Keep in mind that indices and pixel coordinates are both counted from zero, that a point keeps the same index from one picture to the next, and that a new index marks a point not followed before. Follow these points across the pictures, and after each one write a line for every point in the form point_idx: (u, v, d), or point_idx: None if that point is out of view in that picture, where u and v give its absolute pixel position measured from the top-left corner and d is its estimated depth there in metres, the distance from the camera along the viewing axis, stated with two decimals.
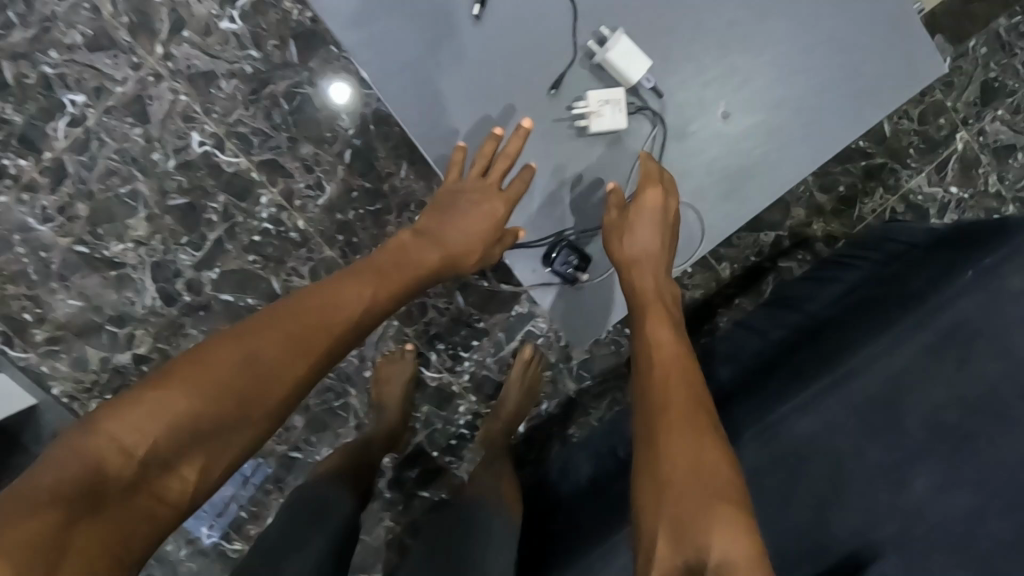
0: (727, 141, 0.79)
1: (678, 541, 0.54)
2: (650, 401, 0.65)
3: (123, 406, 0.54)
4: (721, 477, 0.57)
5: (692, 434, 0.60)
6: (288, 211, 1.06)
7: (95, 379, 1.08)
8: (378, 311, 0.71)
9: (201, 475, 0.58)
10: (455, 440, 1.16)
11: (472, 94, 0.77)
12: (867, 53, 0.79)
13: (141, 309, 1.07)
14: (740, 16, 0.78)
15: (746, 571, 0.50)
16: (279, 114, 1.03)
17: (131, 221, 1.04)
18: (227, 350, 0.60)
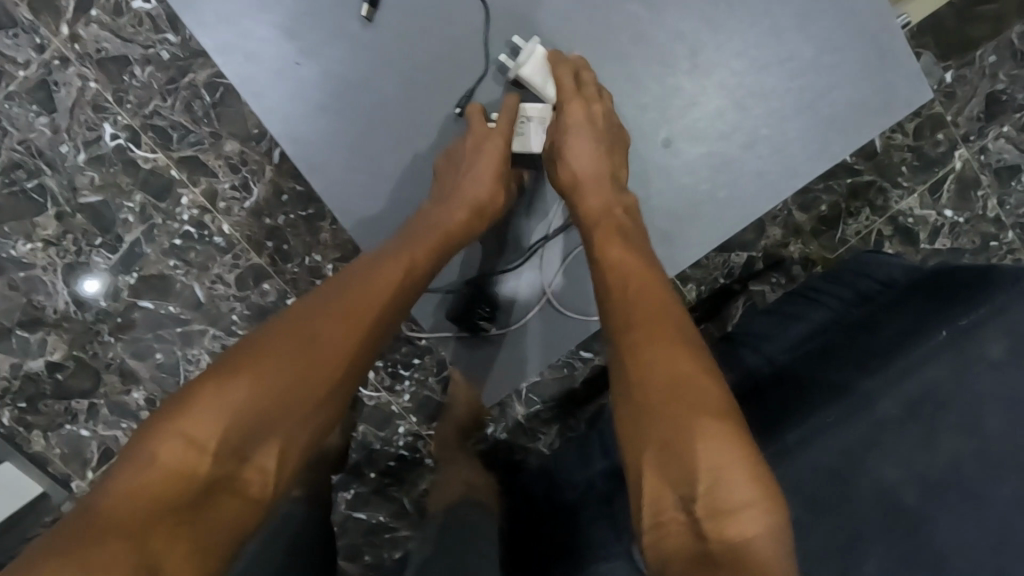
0: (670, 171, 0.75)
1: (668, 472, 0.51)
2: (620, 329, 0.61)
3: (185, 406, 0.53)
4: (704, 389, 0.54)
5: (660, 348, 0.57)
6: (211, 213, 0.97)
7: (7, 386, 1.01)
8: (423, 273, 0.67)
9: (279, 466, 0.55)
10: (394, 462, 1.09)
11: (373, 113, 0.75)
12: (834, 77, 0.73)
13: (53, 314, 0.99)
14: (689, 29, 0.73)
15: (736, 478, 0.49)
16: (200, 106, 0.94)
17: (40, 219, 0.95)
18: (284, 334, 0.58)
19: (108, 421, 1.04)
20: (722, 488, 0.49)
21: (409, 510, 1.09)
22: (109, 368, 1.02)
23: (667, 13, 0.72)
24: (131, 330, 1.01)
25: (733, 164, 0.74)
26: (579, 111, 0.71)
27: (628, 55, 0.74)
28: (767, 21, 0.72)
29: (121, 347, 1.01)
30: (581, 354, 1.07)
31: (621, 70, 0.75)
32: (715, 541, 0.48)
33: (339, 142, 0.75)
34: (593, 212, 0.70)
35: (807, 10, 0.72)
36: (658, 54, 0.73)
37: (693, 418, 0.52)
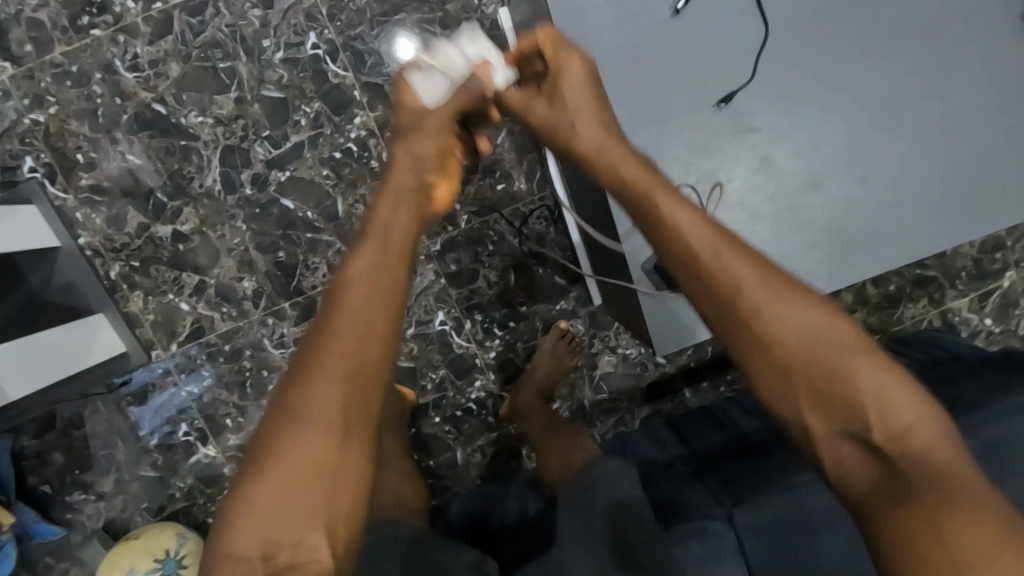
0: (849, 189, 0.74)
1: (837, 419, 0.53)
2: (721, 303, 0.58)
3: (223, 527, 0.56)
4: (828, 329, 0.55)
5: (789, 299, 0.56)
6: (377, 139, 1.05)
7: (127, 242, 1.05)
8: (363, 290, 0.65)
9: (331, 536, 0.56)
10: (460, 412, 1.15)
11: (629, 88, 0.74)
12: (1000, 153, 0.74)
13: (197, 187, 1.04)
14: (892, 77, 0.74)
15: (895, 397, 0.52)
16: (400, 43, 1.02)
17: (219, 98, 1.01)
18: (269, 420, 0.59)
19: (210, 301, 1.08)
20: (889, 412, 0.52)
21: (459, 462, 1.16)
22: (230, 252, 1.06)
23: (867, 60, 0.74)
24: (264, 223, 1.06)
25: (907, 202, 0.74)
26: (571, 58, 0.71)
27: (826, 83, 0.74)
28: (950, 71, 0.74)
29: (248, 237, 1.06)
30: (655, 358, 1.16)
31: (815, 87, 0.74)
32: (900, 458, 0.51)
33: None
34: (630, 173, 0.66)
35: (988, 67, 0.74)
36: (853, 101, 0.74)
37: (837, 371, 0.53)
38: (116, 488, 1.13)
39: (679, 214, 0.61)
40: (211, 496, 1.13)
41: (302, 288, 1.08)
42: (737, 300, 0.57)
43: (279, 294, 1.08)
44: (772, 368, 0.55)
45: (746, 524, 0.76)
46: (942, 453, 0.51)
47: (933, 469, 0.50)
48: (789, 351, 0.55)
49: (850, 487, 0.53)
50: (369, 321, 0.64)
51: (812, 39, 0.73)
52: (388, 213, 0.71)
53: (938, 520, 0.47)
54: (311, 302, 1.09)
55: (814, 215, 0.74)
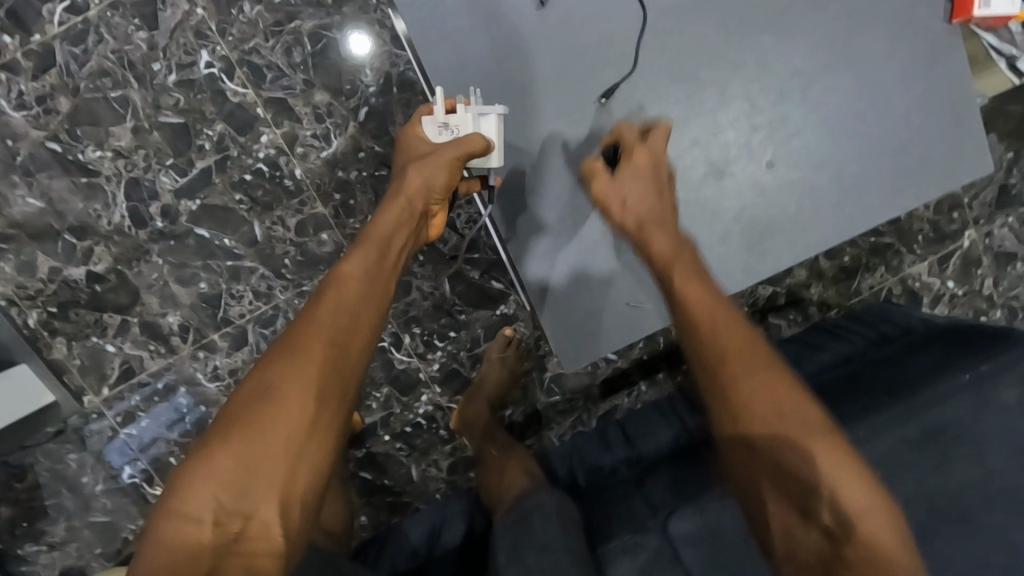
0: (760, 171, 0.75)
1: (795, 502, 0.59)
2: (716, 366, 0.63)
3: (180, 485, 0.60)
4: (804, 418, 0.60)
5: (774, 381, 0.61)
6: (287, 156, 1.00)
7: (41, 288, 1.00)
8: (354, 300, 0.71)
9: (283, 519, 0.61)
10: (410, 428, 1.12)
11: (514, 94, 0.75)
12: (915, 131, 0.76)
13: (106, 225, 0.99)
14: (795, 60, 0.74)
15: (850, 487, 0.56)
16: (300, 53, 0.97)
17: (116, 129, 0.96)
18: (248, 393, 0.65)
19: (137, 340, 1.04)
20: (841, 498, 0.57)
21: (415, 478, 1.13)
22: (150, 289, 1.02)
23: (765, 42, 0.74)
24: (181, 255, 1.02)
25: (819, 182, 0.76)
26: (641, 154, 0.71)
27: (724, 72, 0.74)
28: (855, 49, 0.75)
29: (167, 271, 1.02)
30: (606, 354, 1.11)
31: (716, 74, 0.74)
32: (851, 545, 0.55)
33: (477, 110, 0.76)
34: (656, 251, 0.68)
35: (893, 47, 0.75)
36: (755, 87, 0.74)
37: (810, 448, 0.58)
38: (67, 537, 1.09)
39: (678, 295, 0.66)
40: None
41: (231, 317, 1.05)
42: (721, 371, 0.62)
43: (207, 326, 1.05)
44: (735, 433, 0.62)
45: (682, 533, 0.74)
46: (897, 555, 0.54)
47: (879, 559, 0.54)
48: (768, 428, 0.60)
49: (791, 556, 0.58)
50: (355, 330, 0.70)
51: (693, 25, 0.74)
52: (391, 228, 0.76)
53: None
54: (241, 333, 1.05)
55: (720, 205, 0.75)
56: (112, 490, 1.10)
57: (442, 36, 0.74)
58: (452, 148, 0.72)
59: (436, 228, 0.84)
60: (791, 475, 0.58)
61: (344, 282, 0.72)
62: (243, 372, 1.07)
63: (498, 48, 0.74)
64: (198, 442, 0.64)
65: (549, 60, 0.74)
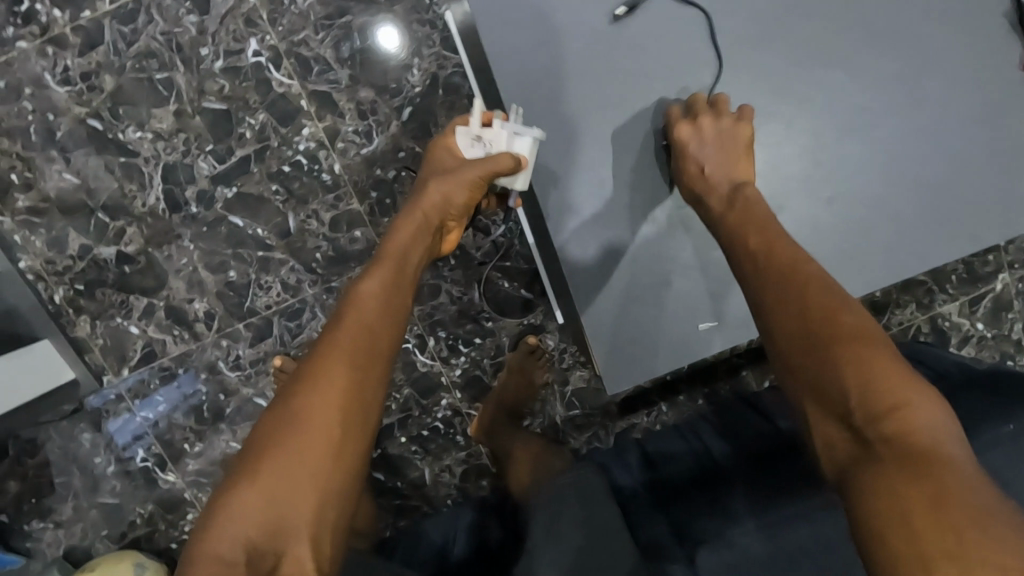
0: (812, 206, 0.75)
1: (825, 397, 0.58)
2: (759, 283, 0.68)
3: (209, 527, 0.60)
4: (839, 317, 0.62)
5: (812, 288, 0.64)
6: (326, 150, 0.99)
7: (70, 265, 1.00)
8: (371, 325, 0.73)
9: (312, 548, 0.62)
10: (427, 432, 1.11)
11: (580, 113, 0.76)
12: (975, 177, 0.75)
13: (140, 207, 0.99)
14: (863, 98, 0.74)
15: (887, 381, 0.55)
16: (348, 48, 0.96)
17: (158, 111, 0.96)
18: (270, 427, 0.66)
19: (161, 324, 1.03)
20: (878, 391, 0.55)
21: (428, 482, 1.12)
22: (178, 273, 1.02)
23: (833, 79, 0.74)
24: (211, 241, 1.01)
25: (870, 222, 0.76)
26: (685, 128, 0.74)
27: (786, 106, 0.75)
28: (917, 94, 0.74)
29: (196, 257, 1.01)
30: None
31: (778, 107, 0.75)
32: (888, 430, 0.53)
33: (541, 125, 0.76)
34: (715, 213, 0.75)
35: (959, 96, 0.74)
36: (818, 123, 0.74)
37: (838, 344, 0.59)
38: (74, 516, 1.08)
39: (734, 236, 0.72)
40: (173, 523, 1.10)
41: (256, 307, 1.04)
42: (761, 289, 0.67)
43: (232, 315, 1.04)
44: (772, 340, 0.65)
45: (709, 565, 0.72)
46: (938, 445, 0.51)
47: (916, 444, 0.51)
48: (806, 334, 0.62)
49: (832, 461, 0.57)
50: (372, 351, 0.72)
51: (761, 61, 0.75)
52: (408, 245, 0.80)
53: (906, 480, 0.49)
54: (266, 324, 1.05)
55: None
56: (122, 472, 1.09)
57: (511, 51, 0.74)
58: (480, 164, 0.78)
59: (447, 245, 0.90)
60: (824, 372, 0.59)
61: (361, 306, 0.74)
62: (264, 363, 1.06)
63: (570, 69, 0.75)
64: (223, 482, 0.64)
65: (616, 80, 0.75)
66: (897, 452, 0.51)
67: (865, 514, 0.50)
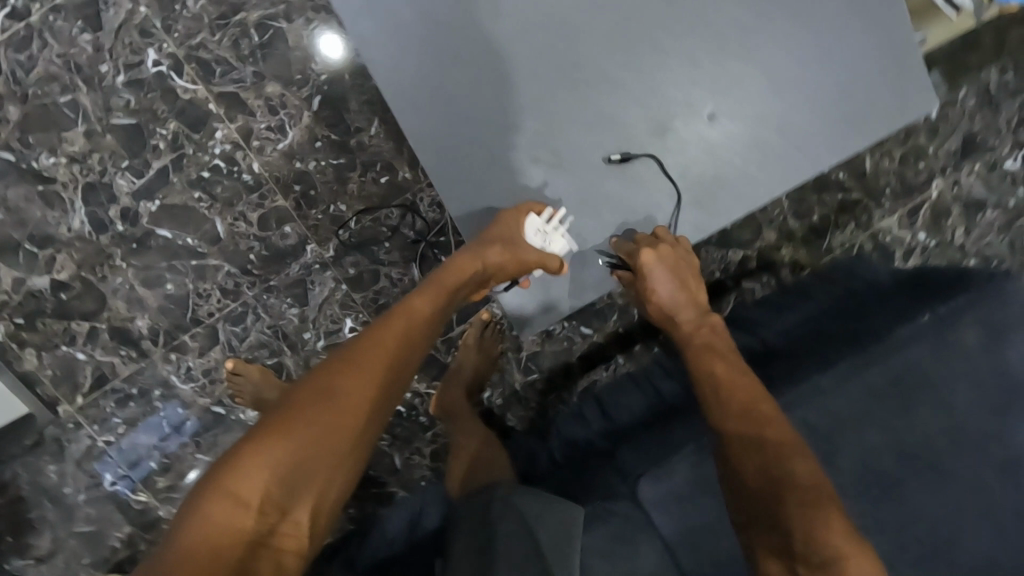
0: (714, 148, 0.79)
1: (782, 544, 0.61)
2: (729, 416, 0.72)
3: (240, 464, 0.62)
4: (799, 466, 0.66)
5: (780, 431, 0.69)
6: (243, 151, 0.99)
7: (6, 300, 1.00)
8: (417, 327, 0.77)
9: (312, 518, 0.65)
10: (391, 417, 1.11)
11: (453, 69, 0.75)
12: (852, 77, 0.78)
13: (66, 232, 0.99)
14: (730, 12, 0.76)
15: (839, 543, 0.58)
16: (247, 45, 0.96)
17: (68, 135, 0.96)
18: (312, 391, 0.68)
19: (107, 346, 1.04)
20: (833, 550, 0.58)
21: (399, 467, 1.12)
22: (116, 294, 1.02)
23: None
24: (143, 258, 1.01)
25: (758, 139, 0.79)
26: (648, 256, 0.80)
27: (661, 31, 0.76)
28: (815, 70, 0.77)
29: (132, 274, 1.01)
30: (581, 330, 1.11)
31: (653, 31, 0.76)
32: None
33: (420, 90, 0.75)
34: (686, 329, 0.86)
35: (856, 63, 0.77)
36: (691, 39, 0.76)
37: (797, 496, 0.63)
38: (53, 549, 1.09)
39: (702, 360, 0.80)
40: (152, 542, 1.11)
41: (200, 316, 1.04)
42: (726, 427, 0.71)
43: (176, 328, 1.04)
44: (737, 483, 0.68)
45: (651, 496, 0.75)
46: None
47: None
48: (763, 482, 0.65)
49: None
50: (411, 361, 0.76)
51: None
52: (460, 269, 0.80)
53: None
54: (212, 331, 1.05)
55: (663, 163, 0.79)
56: (94, 499, 1.09)
57: (372, 15, 0.73)
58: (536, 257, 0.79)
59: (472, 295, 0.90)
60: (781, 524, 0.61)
61: (407, 314, 0.77)
62: (217, 371, 1.07)
63: (434, 25, 0.74)
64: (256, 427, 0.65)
65: (542, 93, 0.76)
66: None
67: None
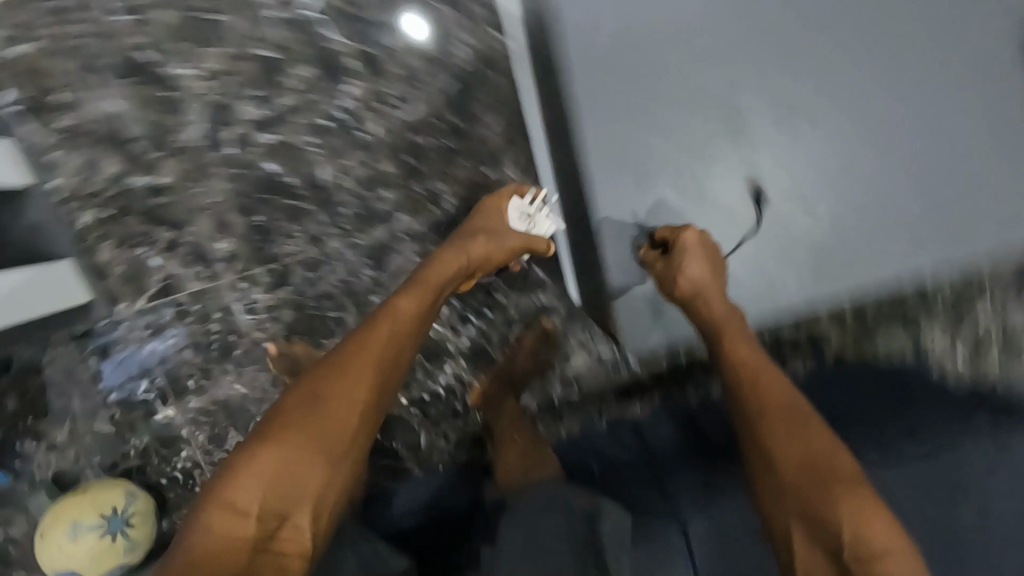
0: (840, 217, 0.87)
1: (806, 521, 0.67)
2: (786, 410, 0.76)
3: (238, 477, 0.69)
4: (830, 448, 0.72)
5: (826, 436, 0.73)
6: (368, 111, 1.02)
7: (103, 189, 1.02)
8: (404, 336, 0.85)
9: (311, 521, 0.71)
10: (428, 396, 1.14)
11: (632, 93, 0.87)
12: (986, 190, 0.83)
13: (181, 140, 1.02)
14: (886, 103, 0.84)
15: (874, 529, 0.63)
16: (403, 15, 1.00)
17: (211, 51, 0.99)
18: (298, 404, 0.75)
19: (183, 258, 1.06)
20: (866, 537, 0.63)
21: (422, 445, 1.15)
22: (207, 211, 1.04)
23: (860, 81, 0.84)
24: (242, 185, 1.04)
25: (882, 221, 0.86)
26: (688, 234, 0.88)
27: (819, 104, 0.85)
28: (938, 159, 0.84)
29: (227, 197, 1.04)
30: (630, 360, 1.14)
31: (813, 103, 0.85)
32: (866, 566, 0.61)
33: (601, 102, 0.88)
34: (716, 317, 0.88)
35: (919, 90, 0.83)
36: (845, 116, 0.85)
37: (838, 483, 0.68)
38: (71, 438, 1.10)
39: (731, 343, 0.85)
40: (166, 458, 1.12)
41: (279, 254, 1.06)
42: (754, 413, 0.77)
43: (253, 259, 1.07)
44: (763, 466, 0.74)
45: (698, 531, 0.77)
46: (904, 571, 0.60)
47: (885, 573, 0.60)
48: (821, 471, 0.70)
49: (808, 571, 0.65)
50: (394, 363, 0.83)
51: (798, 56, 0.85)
52: (446, 269, 0.91)
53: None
54: (286, 270, 1.07)
55: (787, 220, 0.88)
56: (124, 400, 1.11)
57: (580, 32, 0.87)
58: (520, 237, 0.97)
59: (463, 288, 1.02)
60: (813, 515, 0.66)
61: (392, 321, 0.84)
62: (279, 310, 1.09)
63: (627, 51, 0.86)
64: (249, 444, 0.72)
65: (700, 130, 0.88)
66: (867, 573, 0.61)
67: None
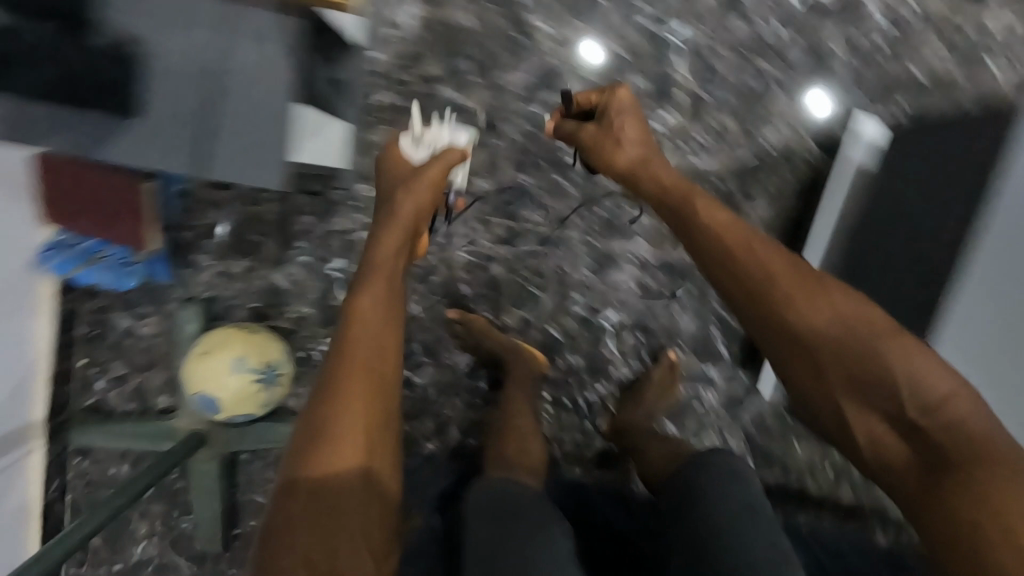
0: None
1: (868, 399, 0.60)
2: (765, 281, 0.65)
3: (271, 541, 0.54)
4: (864, 311, 0.62)
5: (831, 300, 0.63)
6: (670, 140, 1.08)
7: (414, 82, 1.07)
8: (385, 299, 0.69)
9: (368, 536, 0.56)
10: (568, 404, 1.16)
11: None
12: None
13: (502, 79, 1.07)
14: None
15: (934, 375, 0.57)
16: (748, 80, 1.07)
17: (574, 24, 1.06)
18: (304, 438, 0.59)
19: None
20: (924, 385, 0.57)
21: None
22: (486, 149, 1.09)
23: None
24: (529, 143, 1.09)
25: None
26: (620, 92, 0.86)
27: None
28: None
29: (510, 146, 1.09)
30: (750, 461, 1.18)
31: None
32: (941, 424, 0.56)
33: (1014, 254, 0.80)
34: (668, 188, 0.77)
35: None
36: None
37: (881, 332, 0.60)
38: (246, 274, 1.11)
39: (702, 219, 0.71)
40: (315, 335, 1.12)
41: (523, 216, 1.11)
42: (775, 306, 0.64)
43: (498, 209, 1.11)
44: (794, 350, 0.63)
45: None
46: (987, 426, 0.56)
47: (971, 441, 0.55)
48: (816, 346, 0.62)
49: (891, 468, 0.60)
50: (387, 316, 0.68)
51: None
52: (406, 205, 0.77)
53: (982, 480, 0.53)
54: (519, 232, 1.12)
55: None
56: (309, 267, 1.12)
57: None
58: (439, 160, 0.81)
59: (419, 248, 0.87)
60: (867, 385, 0.59)
61: (372, 288, 0.69)
62: (494, 262, 1.13)
63: None
64: (275, 500, 0.57)
65: None
66: (976, 458, 0.54)
67: (939, 525, 0.54)
